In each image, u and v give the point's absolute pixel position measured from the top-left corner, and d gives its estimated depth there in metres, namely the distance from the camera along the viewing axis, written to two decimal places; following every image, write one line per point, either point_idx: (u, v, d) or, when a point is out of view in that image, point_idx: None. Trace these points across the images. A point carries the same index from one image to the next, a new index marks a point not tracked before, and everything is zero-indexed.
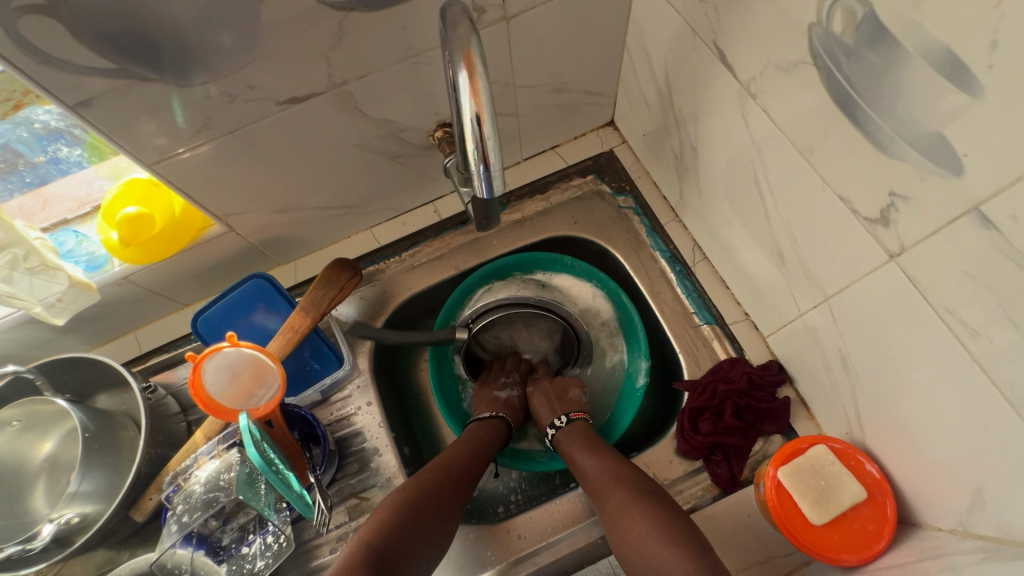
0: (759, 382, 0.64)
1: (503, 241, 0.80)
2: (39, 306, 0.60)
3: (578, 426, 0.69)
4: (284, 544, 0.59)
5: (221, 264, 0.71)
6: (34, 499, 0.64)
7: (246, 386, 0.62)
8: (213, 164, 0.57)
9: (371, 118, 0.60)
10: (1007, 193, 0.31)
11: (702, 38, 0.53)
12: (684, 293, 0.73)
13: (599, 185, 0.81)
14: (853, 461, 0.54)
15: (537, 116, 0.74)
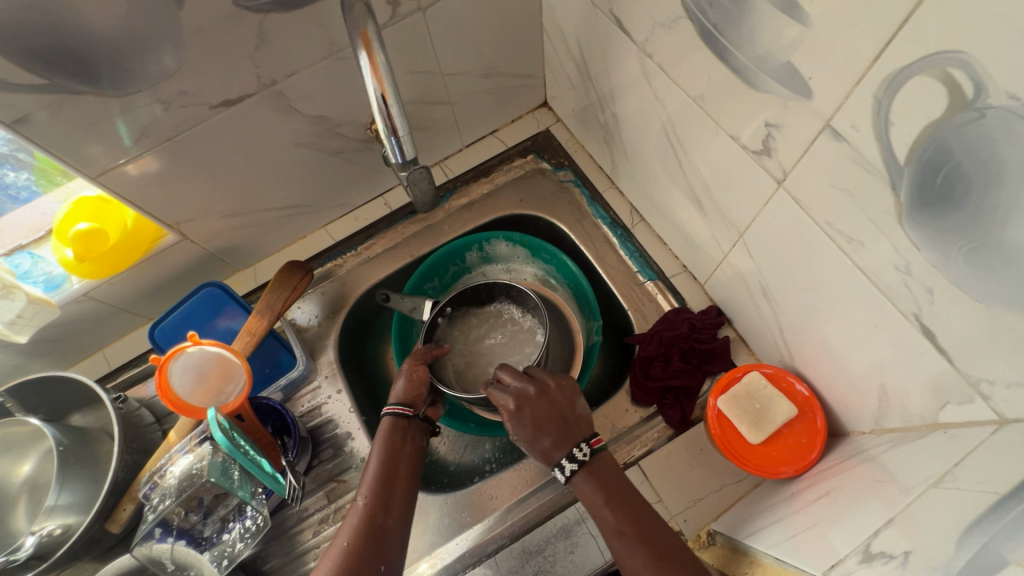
0: (699, 326, 0.68)
1: (454, 225, 0.83)
2: (2, 324, 0.63)
3: (603, 461, 0.56)
4: (263, 522, 0.62)
5: (181, 274, 0.73)
6: (16, 520, 0.65)
7: (213, 385, 0.64)
8: (157, 173, 0.59)
9: (306, 116, 0.64)
10: (846, 106, 0.36)
11: (603, 10, 0.58)
12: (626, 253, 0.77)
13: (540, 163, 0.85)
14: (784, 383, 0.59)
15: (471, 102, 0.78)
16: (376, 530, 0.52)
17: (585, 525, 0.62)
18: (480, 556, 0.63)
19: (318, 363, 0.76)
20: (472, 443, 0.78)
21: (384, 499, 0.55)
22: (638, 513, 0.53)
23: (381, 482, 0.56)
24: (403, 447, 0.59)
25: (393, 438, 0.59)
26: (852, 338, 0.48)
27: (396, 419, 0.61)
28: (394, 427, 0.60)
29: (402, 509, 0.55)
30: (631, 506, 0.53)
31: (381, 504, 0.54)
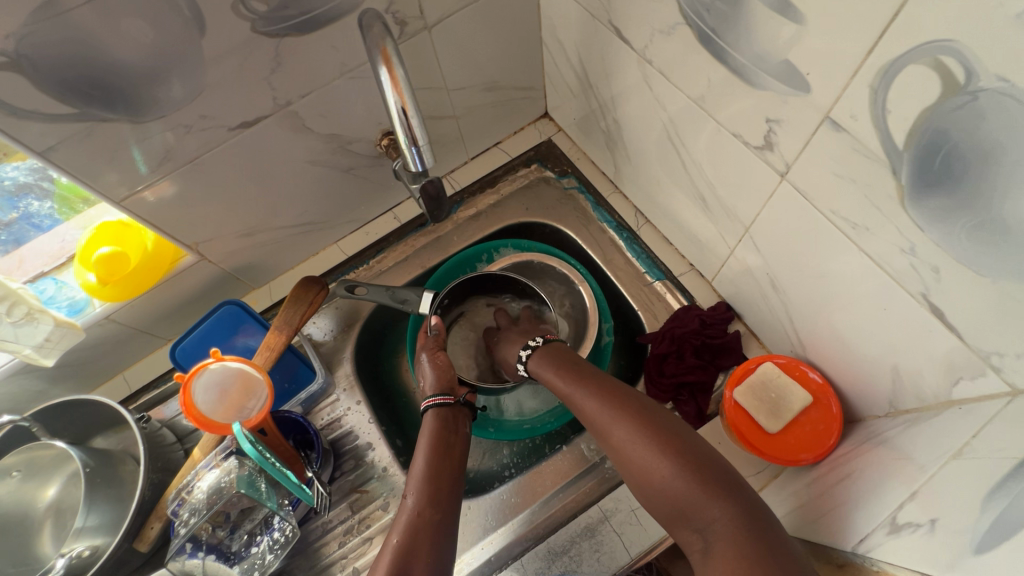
0: (709, 321, 0.69)
1: (463, 235, 0.85)
2: (28, 349, 0.63)
3: (554, 345, 0.67)
4: (291, 533, 0.62)
5: (199, 294, 0.75)
6: (42, 544, 0.66)
7: (235, 400, 0.65)
8: (177, 195, 0.61)
9: (319, 134, 0.66)
10: (844, 97, 0.38)
11: (601, 21, 0.61)
12: (633, 255, 0.79)
13: (544, 172, 0.87)
14: (797, 372, 0.60)
15: (475, 115, 0.80)
16: (424, 523, 0.52)
17: (608, 522, 0.63)
18: (507, 559, 0.63)
19: (336, 376, 0.77)
20: (491, 449, 0.78)
21: (429, 492, 0.55)
22: (672, 435, 0.52)
23: (428, 477, 0.56)
24: (450, 444, 0.60)
25: (441, 433, 0.61)
26: (862, 323, 0.50)
27: (439, 412, 0.62)
28: (439, 420, 0.62)
29: (450, 504, 0.55)
30: (645, 419, 0.54)
31: (427, 500, 0.54)
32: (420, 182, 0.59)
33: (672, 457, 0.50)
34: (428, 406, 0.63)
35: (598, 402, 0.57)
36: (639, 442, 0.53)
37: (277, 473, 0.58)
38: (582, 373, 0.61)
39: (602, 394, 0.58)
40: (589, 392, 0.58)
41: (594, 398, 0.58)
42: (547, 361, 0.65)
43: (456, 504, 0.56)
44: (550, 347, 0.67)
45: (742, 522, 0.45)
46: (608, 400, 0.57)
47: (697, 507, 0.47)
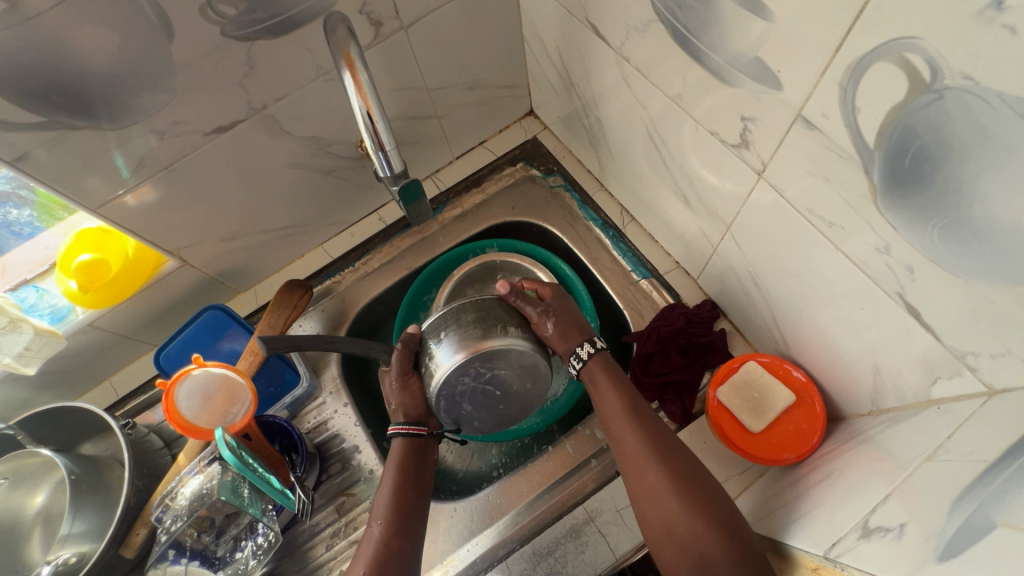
0: (695, 320, 0.69)
1: (448, 236, 0.85)
2: (8, 356, 0.64)
3: (603, 355, 0.61)
4: (274, 539, 0.62)
5: (183, 298, 0.74)
6: (31, 550, 0.66)
7: (219, 406, 0.65)
8: (155, 201, 0.61)
9: (298, 137, 0.65)
10: (816, 95, 0.37)
11: (578, 18, 0.60)
12: (619, 253, 0.79)
13: (529, 170, 0.87)
14: (781, 370, 0.59)
15: (458, 115, 0.79)
16: (394, 553, 0.54)
17: (594, 523, 0.63)
18: (492, 561, 0.63)
19: (322, 379, 0.77)
20: (479, 450, 0.78)
21: (400, 520, 0.56)
22: (703, 486, 0.51)
23: (397, 508, 0.57)
24: (417, 475, 0.60)
25: (410, 459, 0.61)
26: (842, 321, 0.49)
27: (409, 442, 0.61)
28: (411, 451, 0.61)
29: (416, 532, 0.57)
30: (686, 473, 0.52)
31: (398, 529, 0.56)
32: (400, 183, 0.54)
33: (703, 511, 0.49)
34: (393, 435, 0.62)
35: (641, 439, 0.55)
36: (672, 485, 0.51)
37: (259, 483, 0.58)
38: (634, 403, 0.58)
39: (637, 421, 0.56)
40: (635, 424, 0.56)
41: (639, 431, 0.56)
42: (606, 375, 0.60)
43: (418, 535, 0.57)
44: (603, 358, 0.61)
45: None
46: (644, 433, 0.55)
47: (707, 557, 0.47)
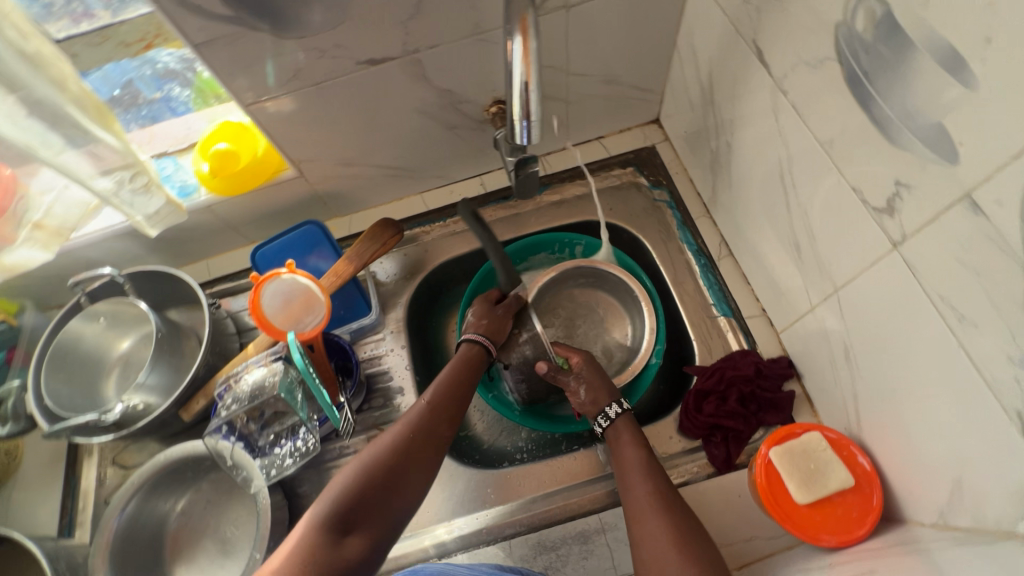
0: (765, 372, 0.67)
1: (540, 219, 0.86)
2: (139, 216, 0.68)
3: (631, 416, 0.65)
4: (312, 447, 0.68)
5: (289, 207, 0.80)
6: (106, 387, 0.76)
7: (295, 312, 0.70)
8: (295, 113, 0.65)
9: (435, 87, 0.68)
10: (996, 179, 0.35)
11: (744, 38, 0.58)
12: (705, 284, 0.77)
13: (638, 177, 0.86)
14: (845, 451, 0.56)
15: (586, 105, 0.79)
16: (433, 427, 0.59)
17: (604, 534, 0.63)
18: (497, 536, 0.65)
19: (387, 317, 0.80)
20: (509, 430, 0.81)
21: (446, 405, 0.62)
22: (679, 507, 0.55)
23: (445, 393, 0.63)
24: (474, 372, 0.67)
25: (468, 361, 0.67)
26: (935, 421, 0.46)
27: (477, 348, 0.69)
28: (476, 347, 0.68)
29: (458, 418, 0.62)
30: (669, 494, 0.56)
31: (443, 410, 0.61)
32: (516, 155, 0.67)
33: (676, 533, 0.52)
34: (467, 339, 0.70)
35: (636, 457, 0.60)
36: (654, 502, 0.55)
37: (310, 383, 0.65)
38: (647, 454, 0.60)
39: (637, 444, 0.62)
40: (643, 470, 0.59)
41: (643, 475, 0.58)
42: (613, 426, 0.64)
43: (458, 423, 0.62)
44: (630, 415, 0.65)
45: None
46: (642, 453, 0.60)
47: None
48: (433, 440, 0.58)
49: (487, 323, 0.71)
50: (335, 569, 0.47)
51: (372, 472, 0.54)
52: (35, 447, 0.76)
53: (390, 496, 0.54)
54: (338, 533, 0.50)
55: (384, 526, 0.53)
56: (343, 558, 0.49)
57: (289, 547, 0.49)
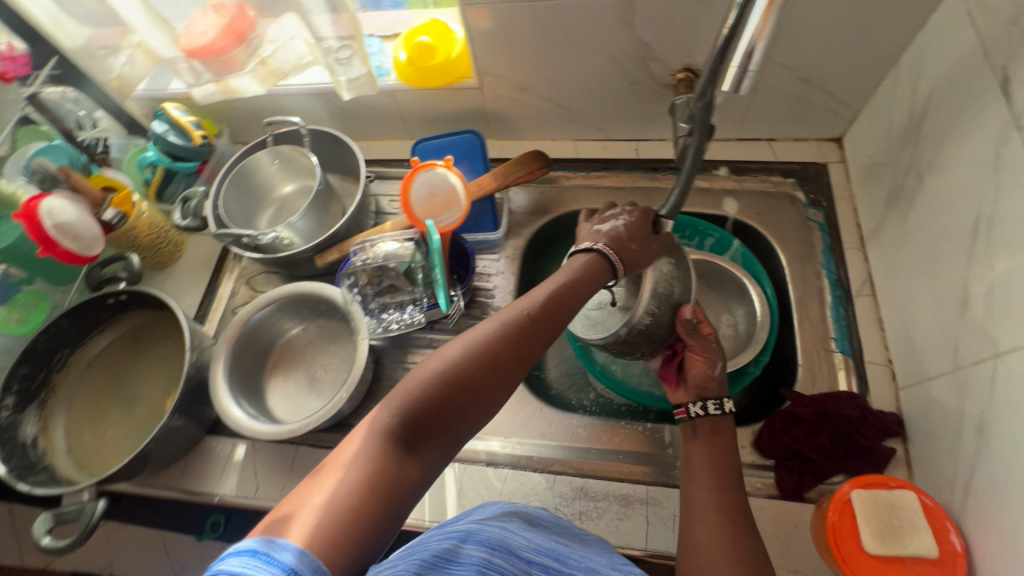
0: (870, 421, 0.63)
1: (681, 200, 0.85)
2: (343, 79, 0.75)
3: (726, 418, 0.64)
4: (416, 321, 0.74)
5: (456, 114, 0.85)
6: (260, 217, 0.88)
7: (434, 208, 0.75)
8: (500, 24, 0.69)
9: (635, 37, 0.68)
10: None
11: (992, 65, 0.52)
12: (833, 316, 0.72)
13: (796, 190, 0.81)
14: (937, 524, 0.52)
15: (773, 100, 0.76)
16: (517, 348, 0.54)
17: (646, 506, 0.63)
18: (545, 467, 0.68)
19: (507, 241, 0.84)
20: (579, 387, 0.84)
21: (536, 329, 0.56)
22: (739, 511, 0.54)
23: (539, 316, 0.57)
24: (571, 305, 0.59)
25: (570, 288, 0.60)
26: None
27: (605, 267, 0.63)
28: (589, 270, 0.62)
29: (542, 345, 0.57)
30: (731, 497, 0.56)
31: (531, 333, 0.56)
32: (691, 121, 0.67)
33: (727, 532, 0.52)
34: (598, 254, 0.63)
35: (708, 452, 0.60)
36: (713, 499, 0.56)
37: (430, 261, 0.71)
38: (719, 455, 0.59)
39: (711, 441, 0.61)
40: (717, 482, 0.57)
41: (716, 486, 0.57)
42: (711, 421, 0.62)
43: (543, 346, 0.57)
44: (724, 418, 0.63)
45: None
46: (714, 450, 0.60)
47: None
48: (514, 360, 0.54)
49: (635, 246, 0.64)
50: (402, 489, 0.44)
51: (444, 384, 0.50)
52: (195, 248, 0.90)
53: (462, 417, 0.50)
54: (405, 448, 0.46)
55: (448, 442, 0.50)
56: (407, 476, 0.45)
57: (350, 456, 0.44)
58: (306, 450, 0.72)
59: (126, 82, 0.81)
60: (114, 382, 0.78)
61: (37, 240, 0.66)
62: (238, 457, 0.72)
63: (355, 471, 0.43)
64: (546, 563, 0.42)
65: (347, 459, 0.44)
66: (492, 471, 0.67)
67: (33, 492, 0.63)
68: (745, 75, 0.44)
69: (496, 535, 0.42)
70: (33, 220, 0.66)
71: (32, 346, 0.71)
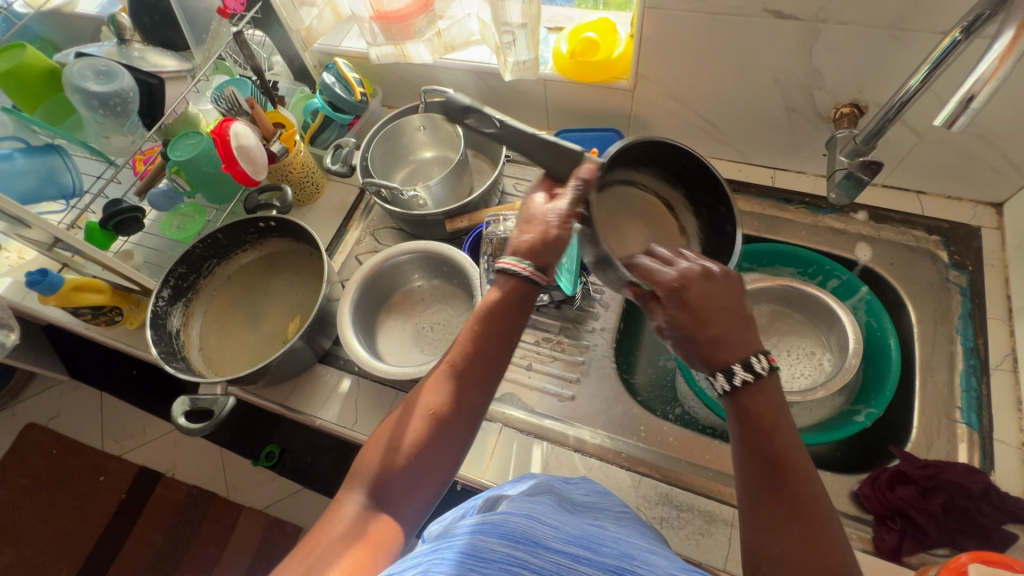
0: (993, 500, 0.59)
1: (811, 236, 0.83)
2: (511, 60, 0.79)
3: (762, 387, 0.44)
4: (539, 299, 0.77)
5: (601, 113, 0.88)
6: (395, 174, 0.94)
7: None
8: (674, 32, 0.70)
9: (810, 64, 0.68)
10: None
11: None
12: (962, 385, 0.69)
13: (939, 249, 0.78)
14: None
15: (937, 152, 0.73)
16: (464, 387, 0.50)
17: (731, 529, 0.63)
18: (632, 466, 0.68)
19: None
20: (666, 399, 0.83)
21: (482, 360, 0.50)
22: (809, 511, 0.41)
23: (478, 349, 0.50)
24: (509, 328, 0.51)
25: (501, 313, 0.51)
26: None
27: (516, 286, 0.51)
28: (505, 297, 0.51)
29: (497, 375, 0.51)
30: (803, 506, 0.41)
31: (478, 365, 0.50)
32: (852, 155, 0.66)
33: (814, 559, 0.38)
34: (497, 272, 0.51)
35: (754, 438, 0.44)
36: (784, 510, 0.41)
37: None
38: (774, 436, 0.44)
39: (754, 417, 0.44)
40: (751, 450, 0.44)
41: (775, 488, 0.42)
42: (750, 390, 0.44)
43: (497, 379, 0.51)
44: (762, 384, 0.44)
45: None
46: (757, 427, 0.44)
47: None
48: (459, 409, 0.49)
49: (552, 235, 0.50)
50: (383, 549, 0.44)
51: (394, 457, 0.48)
52: (331, 194, 0.97)
53: (433, 468, 0.48)
54: (380, 509, 0.46)
55: (428, 492, 0.48)
56: (388, 535, 0.45)
57: (333, 524, 0.46)
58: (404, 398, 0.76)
59: (311, 34, 0.90)
60: (247, 298, 0.86)
61: (223, 157, 0.74)
62: (343, 390, 0.78)
63: (330, 565, 0.41)
64: (579, 553, 0.30)
65: (323, 542, 0.44)
66: (580, 457, 0.69)
67: (177, 375, 0.71)
68: (964, 112, 0.43)
69: (521, 520, 0.31)
70: (222, 138, 0.74)
71: (191, 251, 0.80)
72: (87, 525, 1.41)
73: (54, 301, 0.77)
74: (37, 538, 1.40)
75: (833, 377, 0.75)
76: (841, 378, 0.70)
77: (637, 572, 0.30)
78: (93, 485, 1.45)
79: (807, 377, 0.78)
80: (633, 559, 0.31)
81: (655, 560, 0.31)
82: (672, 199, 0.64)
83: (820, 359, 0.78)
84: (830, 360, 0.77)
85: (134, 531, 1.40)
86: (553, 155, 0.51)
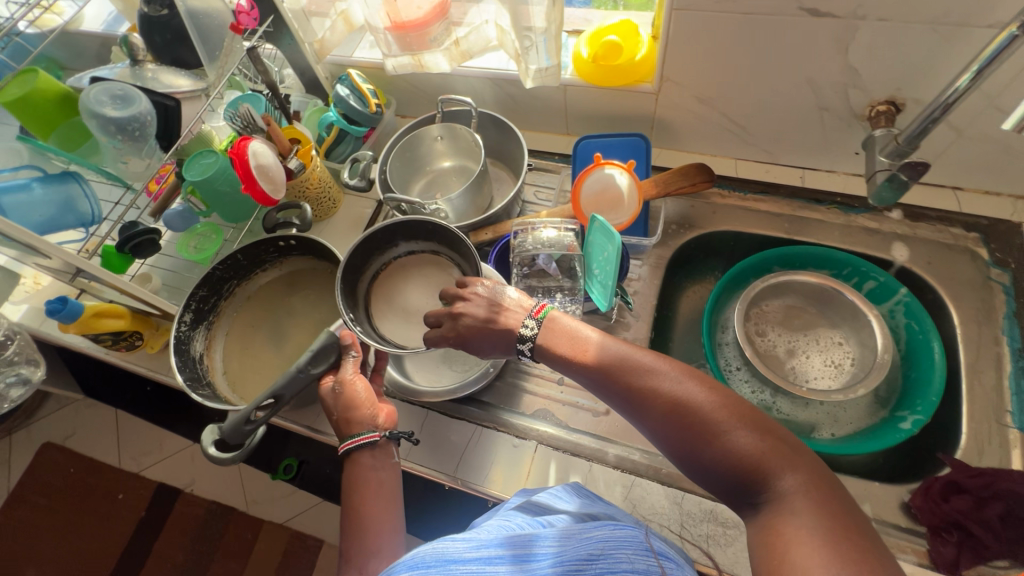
0: None
1: (844, 237, 0.81)
2: (533, 67, 0.76)
3: (554, 326, 0.58)
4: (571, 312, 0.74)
5: (623, 116, 0.86)
6: (412, 185, 0.92)
7: (602, 203, 0.76)
8: (703, 33, 0.68)
9: (846, 62, 0.65)
10: None
11: None
12: (1011, 387, 0.67)
13: (979, 247, 0.76)
14: None
15: (977, 149, 0.71)
16: (369, 542, 0.56)
17: None
18: (674, 482, 0.67)
19: (652, 250, 0.84)
20: None
21: (371, 519, 0.57)
22: (670, 385, 0.49)
23: (362, 512, 0.57)
24: (380, 479, 0.59)
25: (365, 469, 0.59)
26: None
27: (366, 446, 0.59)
28: (357, 469, 0.59)
29: (392, 514, 0.58)
30: (678, 400, 0.48)
31: (371, 521, 0.57)
32: (892, 157, 0.65)
33: (707, 414, 0.46)
34: (344, 450, 0.59)
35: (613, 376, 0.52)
36: (671, 402, 0.48)
37: (589, 254, 0.72)
38: (622, 358, 0.53)
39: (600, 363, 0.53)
40: (621, 392, 0.51)
41: (647, 393, 0.50)
42: (546, 335, 0.57)
43: (393, 515, 0.58)
44: (553, 328, 0.58)
45: (816, 491, 0.41)
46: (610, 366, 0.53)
47: (768, 475, 0.42)
48: (370, 560, 0.55)
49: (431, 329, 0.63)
50: None
51: None
52: (348, 208, 0.95)
53: None
54: None
55: None
56: None
57: None
58: (435, 416, 0.74)
59: (325, 46, 0.87)
60: (268, 318, 0.85)
61: (242, 177, 0.73)
62: None
63: None
64: (490, 556, 0.39)
65: None
66: (619, 473, 0.67)
67: (204, 402, 0.70)
68: None
69: (428, 550, 0.40)
70: (241, 158, 0.72)
71: (211, 274, 0.78)
72: (109, 543, 1.41)
73: (76, 328, 0.76)
74: (60, 558, 1.40)
75: (866, 368, 0.74)
76: (878, 374, 0.70)
77: (542, 554, 0.39)
78: (112, 503, 1.44)
79: (843, 372, 0.77)
80: (546, 539, 0.40)
81: (569, 533, 0.40)
82: (437, 247, 0.77)
83: (846, 352, 0.78)
84: (855, 358, 0.77)
85: (156, 548, 1.39)
86: (324, 359, 0.61)
